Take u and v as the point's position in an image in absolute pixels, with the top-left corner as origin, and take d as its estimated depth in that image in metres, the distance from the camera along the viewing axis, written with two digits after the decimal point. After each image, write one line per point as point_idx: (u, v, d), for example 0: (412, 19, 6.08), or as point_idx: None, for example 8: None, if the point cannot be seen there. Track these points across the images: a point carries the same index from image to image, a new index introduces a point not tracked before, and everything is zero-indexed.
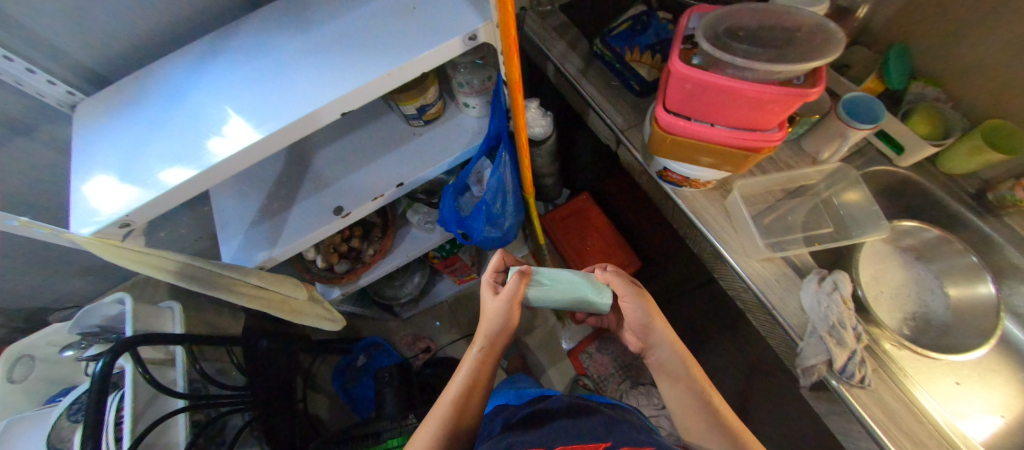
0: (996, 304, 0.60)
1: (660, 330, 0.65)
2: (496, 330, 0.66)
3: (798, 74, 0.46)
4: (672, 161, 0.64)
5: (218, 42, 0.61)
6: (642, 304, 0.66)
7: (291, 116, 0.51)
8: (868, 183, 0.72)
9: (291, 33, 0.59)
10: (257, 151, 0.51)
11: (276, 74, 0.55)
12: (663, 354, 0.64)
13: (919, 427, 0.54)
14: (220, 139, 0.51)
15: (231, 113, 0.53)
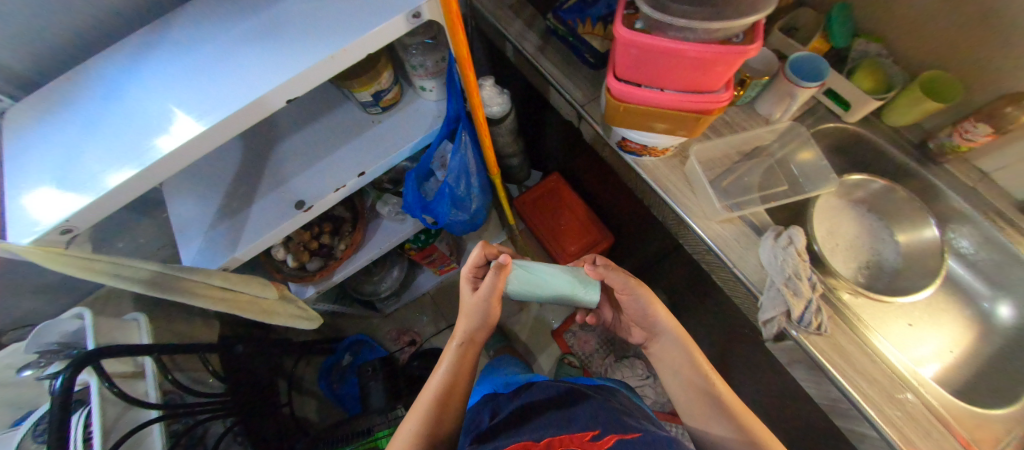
0: (940, 245, 0.64)
1: (664, 320, 0.68)
2: (477, 325, 0.68)
3: (736, 32, 0.47)
4: (628, 130, 0.65)
5: (153, 35, 0.58)
6: (643, 298, 0.67)
7: (235, 105, 0.49)
8: (820, 141, 0.74)
9: (229, 22, 0.56)
10: (202, 145, 0.49)
11: (216, 65, 0.53)
12: (668, 345, 0.67)
13: (872, 366, 0.58)
14: (161, 135, 0.48)
15: (171, 107, 0.50)
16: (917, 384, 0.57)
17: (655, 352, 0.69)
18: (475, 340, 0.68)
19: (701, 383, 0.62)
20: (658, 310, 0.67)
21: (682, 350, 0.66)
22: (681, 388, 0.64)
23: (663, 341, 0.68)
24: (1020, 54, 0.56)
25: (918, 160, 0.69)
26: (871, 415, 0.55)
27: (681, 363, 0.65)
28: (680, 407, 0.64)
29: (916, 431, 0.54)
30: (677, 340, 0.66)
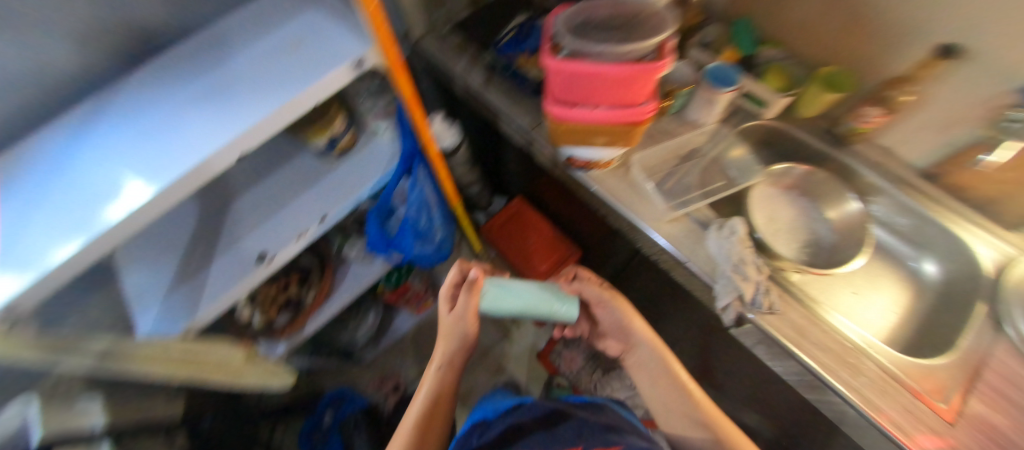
0: (863, 216, 0.72)
1: (639, 331, 0.70)
2: (455, 347, 0.70)
3: (647, 51, 0.53)
4: (574, 147, 0.69)
5: (99, 107, 0.58)
6: (618, 307, 0.71)
7: (188, 163, 0.50)
8: (747, 138, 0.81)
9: (177, 88, 0.58)
10: (157, 206, 0.49)
11: (166, 128, 0.54)
12: (643, 353, 0.70)
13: (824, 335, 0.62)
14: (112, 201, 0.48)
15: (121, 174, 0.50)
16: (868, 349, 0.61)
17: (632, 359, 0.72)
18: (454, 363, 0.71)
19: (678, 385, 0.65)
20: (631, 317, 0.71)
21: (657, 352, 0.68)
22: (660, 392, 0.67)
23: (638, 348, 0.70)
24: (887, 46, 0.66)
25: (832, 145, 0.77)
26: (835, 386, 0.58)
27: (657, 367, 0.68)
28: (661, 412, 0.66)
29: (873, 392, 0.58)
30: (652, 345, 0.69)
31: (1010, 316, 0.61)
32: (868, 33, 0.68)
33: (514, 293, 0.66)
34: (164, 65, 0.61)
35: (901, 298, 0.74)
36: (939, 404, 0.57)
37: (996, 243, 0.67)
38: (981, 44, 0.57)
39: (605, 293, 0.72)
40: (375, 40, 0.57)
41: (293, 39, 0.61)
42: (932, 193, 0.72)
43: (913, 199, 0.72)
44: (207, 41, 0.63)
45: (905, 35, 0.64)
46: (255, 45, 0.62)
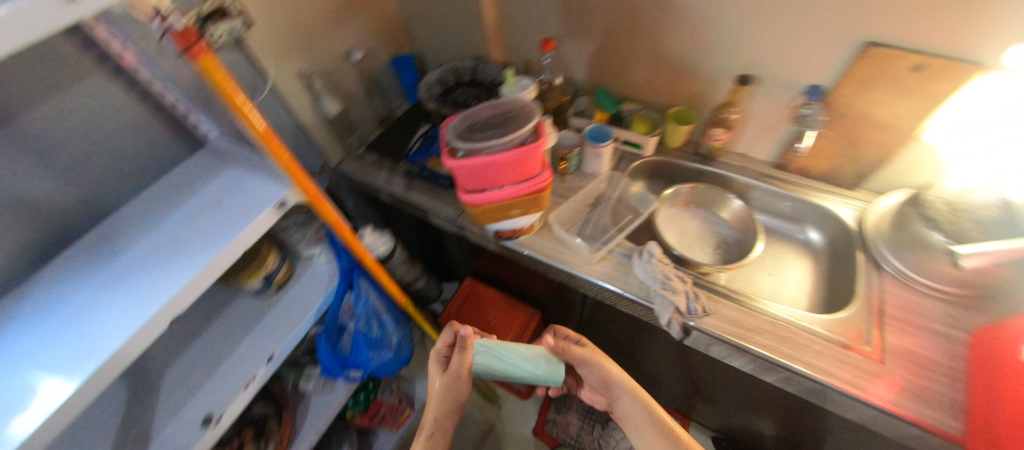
0: (748, 210, 0.85)
1: (622, 384, 0.71)
2: (447, 416, 0.68)
3: (526, 135, 0.64)
4: (496, 223, 0.77)
5: (2, 315, 0.56)
6: (599, 363, 0.72)
7: (116, 344, 0.49)
8: (638, 175, 0.95)
9: (93, 272, 0.58)
10: (82, 399, 0.46)
11: (85, 314, 0.53)
12: (626, 404, 0.71)
13: (756, 321, 0.70)
14: (25, 411, 0.44)
15: (34, 378, 0.47)
16: (790, 319, 0.70)
17: (620, 411, 0.72)
18: (443, 429, 0.68)
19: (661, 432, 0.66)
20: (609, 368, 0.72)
21: (637, 400, 0.70)
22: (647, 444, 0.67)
23: (620, 400, 0.71)
24: (704, 87, 0.86)
25: (702, 162, 0.92)
26: (778, 360, 0.65)
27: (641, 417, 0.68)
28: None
29: (810, 354, 0.66)
30: (631, 394, 0.70)
31: (879, 257, 0.73)
32: (689, 79, 0.86)
33: (499, 354, 0.69)
34: (77, 252, 0.62)
35: (805, 269, 0.86)
36: (864, 349, 0.65)
37: (852, 201, 0.83)
38: (761, 71, 0.78)
39: (587, 353, 0.72)
40: (294, 182, 0.63)
41: (215, 197, 0.66)
42: (788, 179, 0.88)
43: (776, 186, 0.87)
44: (126, 217, 0.65)
45: (713, 75, 0.83)
46: (174, 211, 0.65)
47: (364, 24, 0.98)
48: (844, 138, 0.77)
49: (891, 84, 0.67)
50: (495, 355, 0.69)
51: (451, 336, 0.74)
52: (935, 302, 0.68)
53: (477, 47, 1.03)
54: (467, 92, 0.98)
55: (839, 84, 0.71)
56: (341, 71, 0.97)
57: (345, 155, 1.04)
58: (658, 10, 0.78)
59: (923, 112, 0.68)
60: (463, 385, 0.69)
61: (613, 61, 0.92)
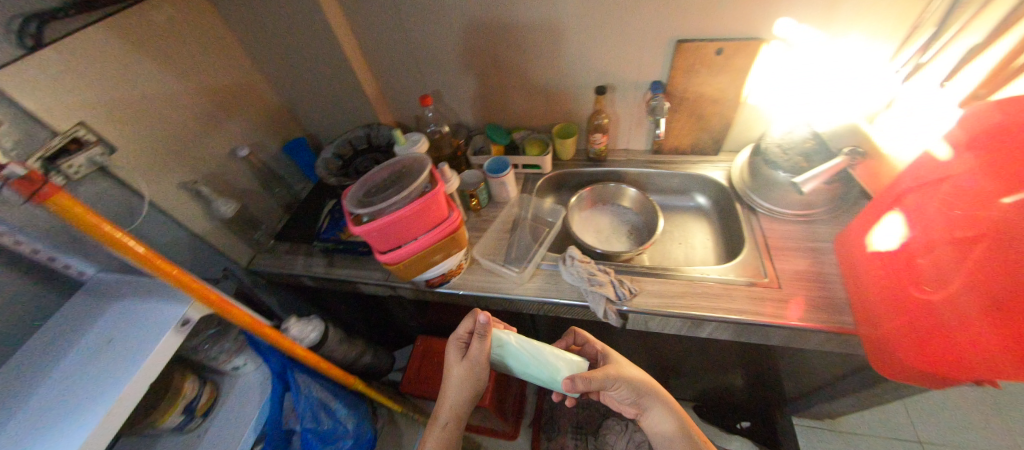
0: (643, 196, 0.95)
1: (654, 401, 0.68)
2: (464, 402, 0.72)
3: (424, 184, 0.69)
4: (423, 274, 0.78)
5: None
6: (634, 377, 0.68)
7: None
8: (545, 191, 1.03)
9: None
10: None
11: None
12: (655, 414, 0.69)
13: (675, 287, 0.77)
14: None
15: None
16: (701, 274, 0.79)
17: (647, 422, 0.70)
18: (459, 413, 0.72)
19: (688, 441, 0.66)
20: (639, 380, 0.69)
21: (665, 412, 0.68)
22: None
23: (650, 412, 0.69)
24: (573, 106, 0.96)
25: (596, 165, 1.02)
26: (704, 316, 0.72)
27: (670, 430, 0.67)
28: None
29: (726, 299, 0.74)
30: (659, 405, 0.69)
31: (751, 203, 0.86)
32: (560, 100, 0.96)
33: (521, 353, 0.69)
34: None
35: (704, 228, 0.97)
36: (763, 282, 0.76)
37: (719, 163, 0.97)
38: (612, 80, 0.89)
39: (620, 380, 0.66)
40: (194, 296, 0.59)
41: (103, 337, 0.59)
42: (665, 159, 1.01)
43: (658, 168, 0.99)
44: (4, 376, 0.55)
45: (576, 93, 0.93)
46: (46, 369, 0.57)
47: (243, 122, 0.98)
48: (694, 118, 0.91)
49: (706, 68, 0.82)
50: (511, 354, 0.70)
51: (470, 323, 0.73)
52: (799, 225, 0.82)
53: (365, 116, 1.08)
54: (366, 160, 1.01)
55: (671, 77, 0.85)
56: (229, 172, 0.95)
57: (256, 253, 1.02)
58: (511, 52, 0.89)
59: (737, 84, 0.83)
60: (480, 370, 0.71)
61: (491, 100, 1.00)
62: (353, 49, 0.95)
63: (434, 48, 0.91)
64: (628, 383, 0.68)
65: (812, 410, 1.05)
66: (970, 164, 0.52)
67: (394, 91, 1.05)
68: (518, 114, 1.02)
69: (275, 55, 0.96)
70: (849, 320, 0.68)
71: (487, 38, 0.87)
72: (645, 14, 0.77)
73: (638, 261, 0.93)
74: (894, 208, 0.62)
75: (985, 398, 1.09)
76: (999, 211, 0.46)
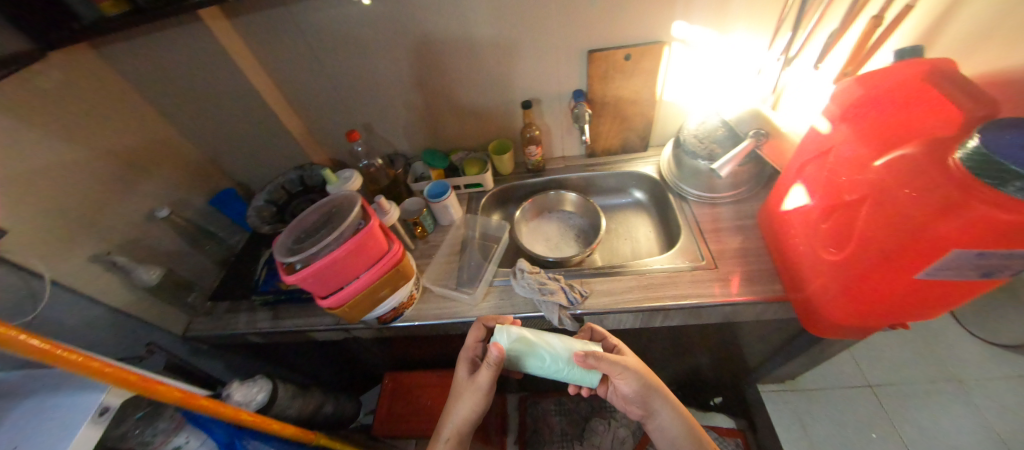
0: (584, 199, 0.99)
1: (660, 403, 0.68)
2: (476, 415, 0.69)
3: (357, 221, 0.68)
4: (371, 311, 0.76)
5: None
6: (645, 378, 0.67)
7: None
8: (491, 207, 1.04)
9: None
10: None
11: None
12: (660, 411, 0.69)
13: (623, 284, 0.80)
14: None
15: None
16: (646, 267, 0.82)
17: (654, 418, 0.70)
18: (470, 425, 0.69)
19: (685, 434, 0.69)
20: (648, 378, 0.68)
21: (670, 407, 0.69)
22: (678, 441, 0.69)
23: (656, 408, 0.69)
24: (505, 122, 0.99)
25: (537, 176, 1.05)
26: (652, 307, 0.75)
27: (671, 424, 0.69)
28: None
29: (671, 287, 0.78)
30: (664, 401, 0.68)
31: (682, 192, 0.91)
32: (491, 118, 0.98)
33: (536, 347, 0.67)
34: None
35: (646, 221, 1.02)
36: (700, 265, 0.80)
37: (650, 158, 1.03)
38: (537, 93, 0.92)
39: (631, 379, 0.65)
40: (109, 382, 0.53)
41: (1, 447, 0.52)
42: (601, 161, 1.05)
43: (595, 170, 1.03)
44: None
45: (505, 109, 0.96)
46: None
47: (161, 181, 0.92)
48: (619, 119, 0.96)
49: (620, 73, 0.87)
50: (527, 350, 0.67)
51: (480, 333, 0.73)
52: (726, 207, 0.88)
53: (297, 158, 1.05)
54: (303, 202, 0.98)
55: (590, 84, 0.89)
56: (150, 235, 0.89)
57: (193, 318, 0.95)
58: (435, 77, 0.90)
59: (650, 84, 0.88)
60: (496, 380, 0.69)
61: (425, 126, 1.01)
62: (273, 92, 0.93)
63: (357, 83, 0.91)
64: (640, 385, 0.66)
65: (774, 376, 1.11)
66: (845, 135, 0.57)
67: (324, 129, 1.03)
68: (453, 136, 1.03)
69: (189, 108, 0.92)
70: (779, 287, 0.73)
71: (409, 67, 0.89)
72: (554, 29, 0.81)
73: (588, 263, 0.95)
74: (796, 181, 0.67)
75: (917, 336, 1.20)
76: (874, 174, 0.51)
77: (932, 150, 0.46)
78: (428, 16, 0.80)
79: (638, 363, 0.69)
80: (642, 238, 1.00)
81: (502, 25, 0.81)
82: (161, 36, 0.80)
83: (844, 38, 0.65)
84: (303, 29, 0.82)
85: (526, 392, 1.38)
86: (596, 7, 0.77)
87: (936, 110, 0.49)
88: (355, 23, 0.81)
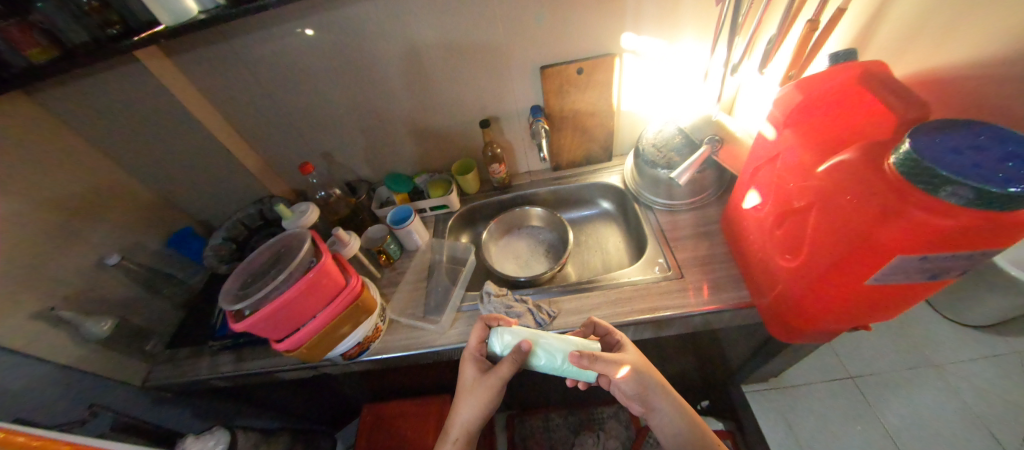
0: (552, 214, 0.98)
1: (663, 397, 0.64)
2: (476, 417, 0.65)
3: (308, 259, 0.66)
4: (333, 349, 0.73)
5: None
6: (646, 371, 0.64)
7: None
8: (459, 228, 1.03)
9: None
10: None
11: None
12: (662, 417, 0.65)
13: (591, 301, 0.79)
14: None
15: None
16: (614, 281, 0.81)
17: (656, 425, 0.65)
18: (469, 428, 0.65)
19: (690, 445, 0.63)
20: (650, 378, 0.65)
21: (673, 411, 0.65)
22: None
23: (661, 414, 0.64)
24: (466, 141, 0.98)
25: (504, 193, 1.04)
26: (621, 323, 0.74)
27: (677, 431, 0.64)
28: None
29: (639, 301, 0.77)
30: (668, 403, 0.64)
31: (647, 201, 0.91)
32: (450, 138, 0.97)
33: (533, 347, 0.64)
34: None
35: (615, 232, 1.01)
36: (667, 276, 0.79)
37: (615, 169, 1.02)
38: (494, 111, 0.92)
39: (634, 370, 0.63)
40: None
41: None
42: (566, 174, 1.04)
43: (561, 184, 1.02)
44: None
45: (464, 129, 0.95)
46: None
47: (109, 227, 0.88)
48: (579, 132, 0.95)
49: (574, 87, 0.86)
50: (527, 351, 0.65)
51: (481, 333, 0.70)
52: (690, 213, 0.88)
53: (255, 192, 1.03)
54: (262, 238, 0.95)
55: (546, 100, 0.88)
56: (101, 285, 0.85)
57: (152, 367, 0.90)
58: (389, 102, 0.89)
59: (605, 96, 0.88)
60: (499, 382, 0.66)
61: (385, 151, 0.99)
62: (223, 127, 0.90)
63: (310, 113, 0.90)
64: (636, 385, 0.63)
65: (757, 376, 1.10)
66: (788, 141, 0.57)
67: (281, 161, 1.00)
68: (414, 159, 1.02)
69: (136, 150, 0.89)
70: (746, 293, 0.73)
71: (361, 94, 0.87)
72: (503, 48, 0.80)
73: (560, 279, 0.94)
74: (751, 187, 0.67)
75: (894, 323, 1.20)
76: (817, 180, 0.51)
77: (869, 155, 0.46)
78: (374, 43, 0.79)
79: (640, 361, 0.66)
80: (613, 249, 0.99)
81: (450, 47, 0.80)
82: (98, 80, 0.77)
83: (783, 43, 0.66)
84: (248, 64, 0.80)
85: (513, 410, 1.35)
86: (542, 25, 0.77)
87: (873, 111, 0.49)
88: (300, 54, 0.80)
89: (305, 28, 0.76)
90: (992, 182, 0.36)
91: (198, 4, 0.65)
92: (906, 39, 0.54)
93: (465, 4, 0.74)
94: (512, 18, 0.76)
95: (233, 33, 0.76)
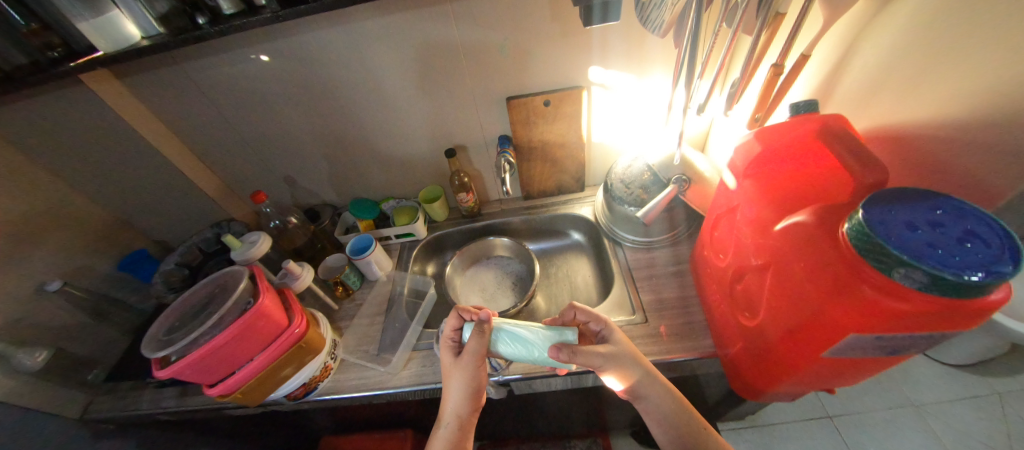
0: (520, 246, 0.95)
1: (656, 387, 0.60)
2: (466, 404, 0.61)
3: (245, 301, 0.62)
4: (274, 391, 0.69)
5: None
6: (635, 359, 0.61)
7: None
8: (426, 256, 0.99)
9: None
10: None
11: None
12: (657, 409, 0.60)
13: None
14: None
15: None
16: None
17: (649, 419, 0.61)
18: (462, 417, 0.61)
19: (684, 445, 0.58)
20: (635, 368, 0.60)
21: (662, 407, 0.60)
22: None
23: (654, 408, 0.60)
24: (433, 169, 0.95)
25: (473, 221, 1.01)
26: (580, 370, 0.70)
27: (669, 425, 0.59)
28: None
29: None
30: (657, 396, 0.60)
31: (617, 237, 0.87)
32: (417, 165, 0.94)
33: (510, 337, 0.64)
34: None
35: (586, 265, 0.97)
36: (631, 320, 0.75)
37: (587, 200, 0.99)
38: (461, 139, 0.89)
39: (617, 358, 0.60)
40: None
41: None
42: (538, 203, 1.01)
43: (531, 214, 0.99)
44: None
45: (431, 156, 0.92)
46: None
47: (55, 251, 0.85)
48: (550, 163, 0.93)
49: (542, 119, 0.84)
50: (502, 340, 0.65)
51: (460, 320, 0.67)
52: (660, 251, 0.85)
53: (215, 215, 0.99)
54: (217, 264, 0.92)
55: (513, 130, 0.86)
56: (38, 313, 0.81)
57: (93, 398, 0.86)
58: (352, 129, 0.86)
59: (575, 128, 0.86)
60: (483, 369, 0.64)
61: (349, 177, 0.96)
62: (179, 150, 0.87)
63: (269, 137, 0.87)
64: (620, 377, 0.59)
65: (733, 417, 1.06)
66: (750, 193, 0.54)
67: (242, 183, 0.97)
68: (381, 185, 0.99)
69: (89, 172, 0.87)
70: (711, 343, 0.69)
71: (322, 120, 0.84)
72: (466, 79, 0.78)
73: (526, 315, 0.90)
74: (716, 234, 0.64)
75: None
76: (774, 240, 0.48)
77: (825, 219, 0.43)
78: (334, 70, 0.76)
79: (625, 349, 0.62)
80: (583, 283, 0.95)
81: (413, 77, 0.77)
82: (43, 101, 0.74)
83: (749, 86, 0.64)
84: (202, 87, 0.78)
85: (485, 442, 1.30)
86: (507, 56, 0.75)
87: (830, 165, 0.48)
88: (256, 79, 0.77)
89: (260, 54, 0.73)
90: (948, 267, 0.33)
91: (142, 30, 0.62)
92: (870, 92, 0.52)
93: (427, 35, 0.71)
94: (477, 49, 0.73)
95: (185, 58, 0.73)
